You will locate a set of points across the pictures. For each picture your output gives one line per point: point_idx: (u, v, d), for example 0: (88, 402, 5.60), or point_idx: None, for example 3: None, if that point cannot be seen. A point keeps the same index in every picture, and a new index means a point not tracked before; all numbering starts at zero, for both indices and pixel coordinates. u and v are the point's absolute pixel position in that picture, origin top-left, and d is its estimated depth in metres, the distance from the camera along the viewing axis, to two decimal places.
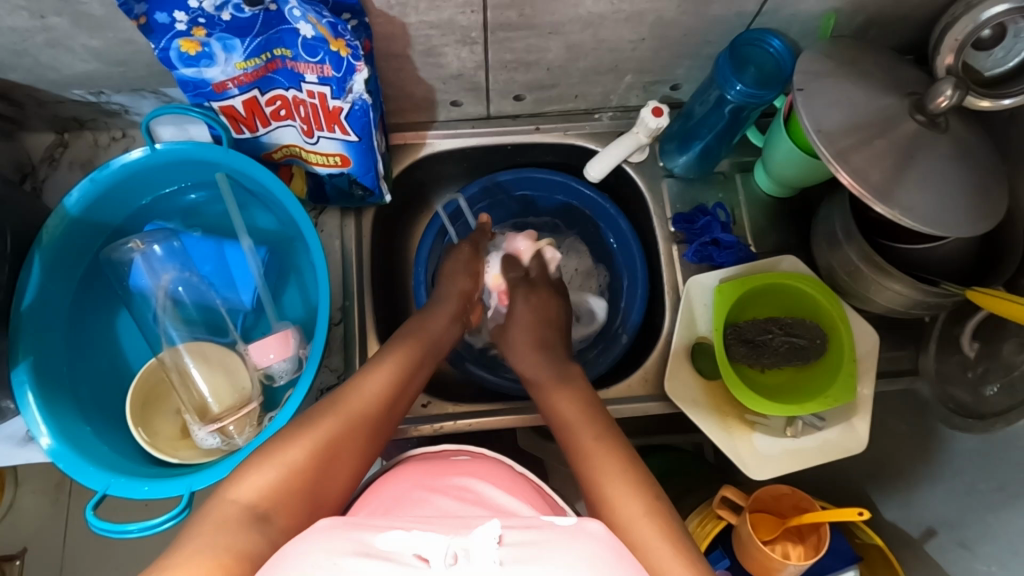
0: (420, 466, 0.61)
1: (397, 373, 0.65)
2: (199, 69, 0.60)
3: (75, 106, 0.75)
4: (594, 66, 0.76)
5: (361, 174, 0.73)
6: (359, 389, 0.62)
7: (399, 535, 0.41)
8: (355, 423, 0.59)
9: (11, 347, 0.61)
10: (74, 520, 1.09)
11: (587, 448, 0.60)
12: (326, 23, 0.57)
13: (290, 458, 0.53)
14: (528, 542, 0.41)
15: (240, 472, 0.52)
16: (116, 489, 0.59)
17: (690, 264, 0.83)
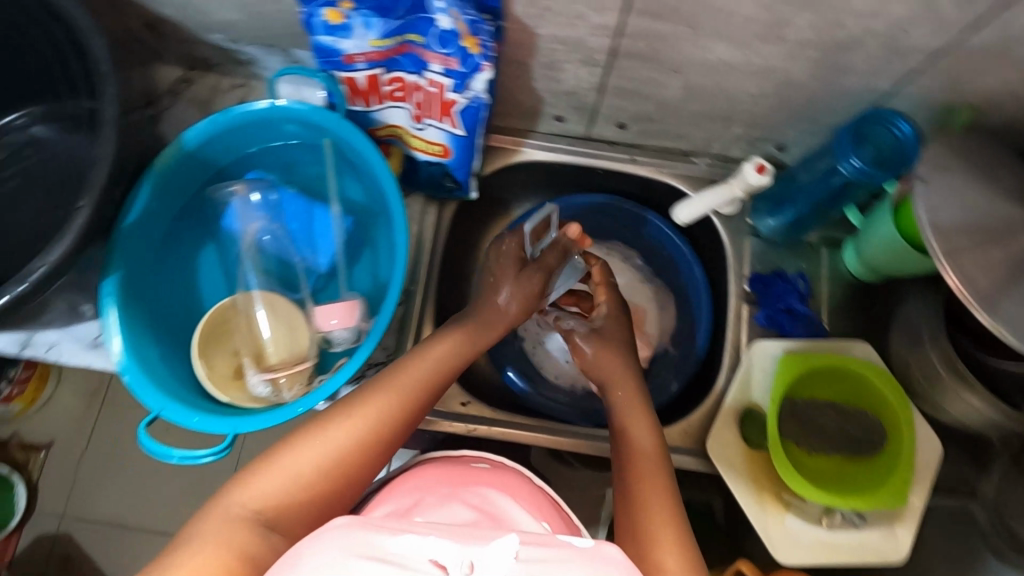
0: (441, 468, 0.62)
1: (426, 384, 0.62)
2: (336, 39, 0.63)
3: (209, 49, 0.79)
4: (706, 111, 0.75)
5: (457, 167, 0.74)
6: (378, 399, 0.59)
7: (416, 541, 0.40)
8: (371, 437, 0.56)
9: (106, 260, 0.64)
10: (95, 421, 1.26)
11: (648, 481, 0.59)
12: (468, 19, 0.59)
13: (291, 471, 0.52)
14: (545, 561, 0.41)
15: (254, 470, 0.52)
16: (168, 413, 0.61)
17: (756, 328, 0.81)
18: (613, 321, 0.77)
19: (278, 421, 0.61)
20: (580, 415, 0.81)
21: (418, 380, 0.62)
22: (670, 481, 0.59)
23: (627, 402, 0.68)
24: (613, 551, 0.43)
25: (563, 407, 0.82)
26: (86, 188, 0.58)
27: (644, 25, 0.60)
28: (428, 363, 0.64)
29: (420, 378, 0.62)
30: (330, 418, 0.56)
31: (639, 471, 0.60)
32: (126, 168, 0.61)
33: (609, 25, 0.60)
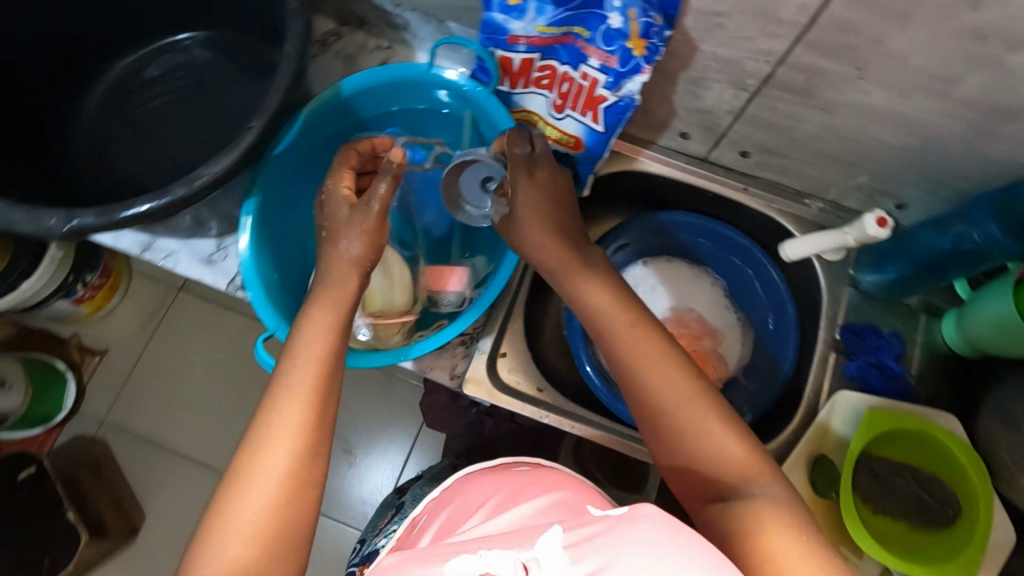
0: (489, 479, 0.63)
1: (318, 377, 0.58)
2: (507, 19, 0.66)
3: (368, 8, 0.84)
4: (837, 154, 0.75)
5: (584, 161, 0.77)
6: (278, 425, 0.55)
7: (468, 560, 0.41)
8: (292, 454, 0.54)
9: (252, 180, 0.69)
10: (165, 341, 1.56)
11: (699, 424, 0.54)
12: (641, 22, 0.60)
13: (230, 552, 0.49)
14: (587, 539, 0.38)
15: (203, 549, 0.50)
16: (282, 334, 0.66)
17: (840, 378, 0.81)
18: (535, 186, 0.68)
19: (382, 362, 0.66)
20: None
21: (304, 384, 0.57)
22: (715, 410, 0.54)
23: (634, 342, 0.59)
24: (653, 510, 0.39)
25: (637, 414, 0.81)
26: (258, 111, 0.62)
27: (810, 59, 0.61)
28: (310, 363, 0.59)
29: (309, 378, 0.57)
30: (244, 468, 0.53)
31: (682, 413, 0.55)
32: (293, 100, 0.65)
33: (775, 52, 0.62)
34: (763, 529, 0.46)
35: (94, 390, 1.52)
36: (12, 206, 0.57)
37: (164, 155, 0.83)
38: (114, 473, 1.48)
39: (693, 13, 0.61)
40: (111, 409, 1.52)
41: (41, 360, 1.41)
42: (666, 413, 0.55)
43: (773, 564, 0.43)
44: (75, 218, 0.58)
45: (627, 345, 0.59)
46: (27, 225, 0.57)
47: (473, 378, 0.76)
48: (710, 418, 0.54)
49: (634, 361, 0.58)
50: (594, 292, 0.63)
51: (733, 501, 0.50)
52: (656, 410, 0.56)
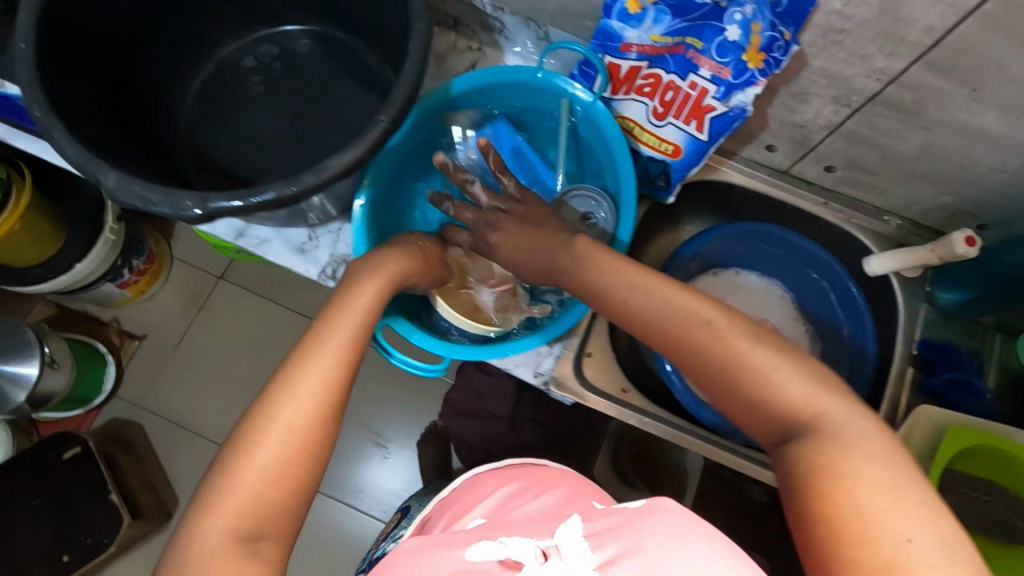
0: (493, 473, 0.72)
1: (337, 369, 0.57)
2: (624, 27, 0.68)
3: (467, 10, 0.85)
4: (928, 173, 0.76)
5: (678, 168, 0.78)
6: (307, 375, 0.56)
7: (488, 546, 0.46)
8: (316, 412, 0.54)
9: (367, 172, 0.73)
10: (207, 327, 1.56)
11: (758, 376, 0.52)
12: (765, 35, 0.61)
13: (251, 493, 0.50)
14: (605, 531, 0.45)
15: (208, 511, 0.49)
16: (396, 324, 0.69)
17: (918, 393, 0.82)
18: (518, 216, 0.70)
19: (490, 354, 0.67)
20: (731, 431, 0.83)
21: (336, 350, 0.58)
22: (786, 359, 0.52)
23: (672, 305, 0.57)
24: (669, 502, 0.45)
25: (718, 418, 0.83)
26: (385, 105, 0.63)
27: (924, 78, 0.62)
28: (345, 331, 0.60)
29: (339, 345, 0.58)
30: (270, 413, 0.53)
31: (743, 375, 0.52)
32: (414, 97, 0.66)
33: (890, 70, 0.63)
34: (846, 476, 0.45)
35: (131, 372, 1.53)
36: (152, 187, 0.59)
37: (264, 147, 0.85)
38: (144, 451, 1.49)
39: (813, 29, 0.62)
40: (147, 392, 1.52)
41: (82, 342, 1.44)
42: (715, 366, 0.54)
43: (864, 520, 0.42)
44: (210, 202, 0.59)
45: (664, 313, 0.57)
46: (165, 206, 0.59)
47: (560, 375, 0.78)
48: (771, 368, 0.52)
49: (670, 329, 0.56)
50: (624, 270, 0.61)
51: (811, 441, 0.48)
52: (701, 362, 0.54)
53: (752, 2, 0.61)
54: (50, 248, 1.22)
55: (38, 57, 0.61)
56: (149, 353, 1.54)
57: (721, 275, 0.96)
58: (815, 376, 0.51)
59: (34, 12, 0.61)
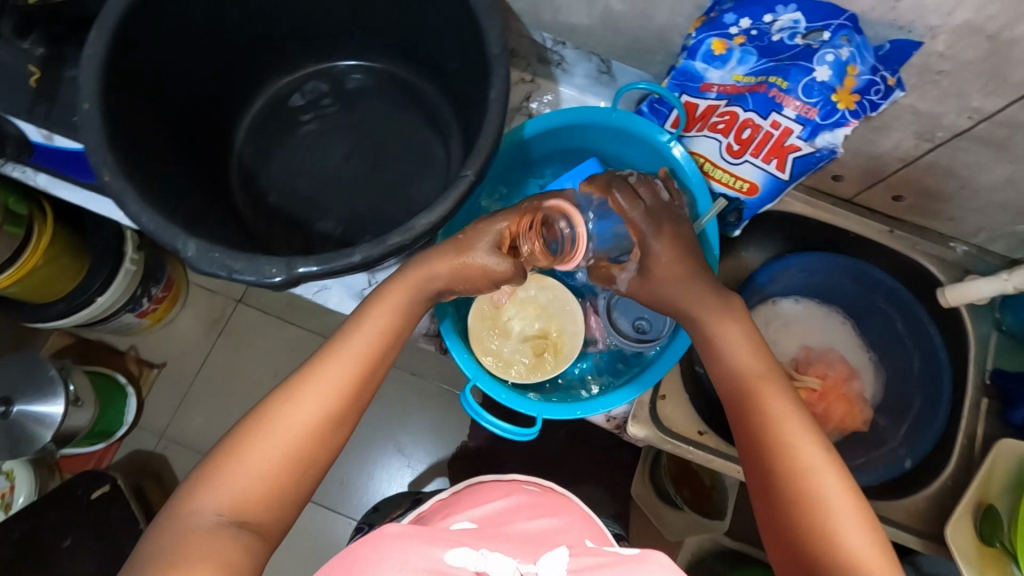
0: (495, 484, 0.75)
1: (353, 378, 0.57)
2: (708, 67, 0.66)
3: (525, 43, 0.83)
4: (1007, 204, 0.75)
5: (752, 205, 0.76)
6: (319, 378, 0.56)
7: (468, 554, 0.54)
8: (318, 420, 0.54)
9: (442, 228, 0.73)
10: (220, 349, 1.42)
11: (806, 483, 0.51)
12: (862, 78, 0.60)
13: (240, 484, 0.50)
14: (596, 566, 0.53)
15: (203, 482, 0.50)
16: (483, 383, 0.69)
17: (995, 425, 0.80)
18: (665, 240, 0.64)
19: (579, 412, 0.69)
20: None
21: (355, 355, 0.58)
22: (843, 483, 0.51)
23: (752, 370, 0.57)
24: (661, 557, 0.55)
25: None
26: (468, 157, 0.60)
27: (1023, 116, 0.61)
28: (367, 336, 0.59)
29: (358, 353, 0.58)
30: (275, 407, 0.54)
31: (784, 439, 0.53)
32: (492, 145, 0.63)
33: (986, 109, 0.62)
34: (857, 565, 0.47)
35: (150, 404, 1.41)
36: (234, 253, 0.56)
37: (319, 190, 0.82)
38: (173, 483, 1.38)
39: (909, 69, 0.60)
40: (171, 421, 1.40)
41: (102, 372, 1.34)
42: (773, 438, 0.54)
43: None
44: (296, 268, 0.56)
45: (743, 369, 0.58)
46: (249, 273, 0.56)
47: (637, 417, 0.77)
48: (827, 482, 0.51)
49: (752, 390, 0.56)
50: (725, 325, 0.60)
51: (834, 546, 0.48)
52: (762, 432, 0.54)
53: (849, 45, 0.58)
54: (74, 281, 1.12)
55: (103, 116, 0.58)
56: (166, 383, 1.41)
57: (782, 301, 0.95)
58: (866, 517, 0.49)
59: (98, 69, 0.58)
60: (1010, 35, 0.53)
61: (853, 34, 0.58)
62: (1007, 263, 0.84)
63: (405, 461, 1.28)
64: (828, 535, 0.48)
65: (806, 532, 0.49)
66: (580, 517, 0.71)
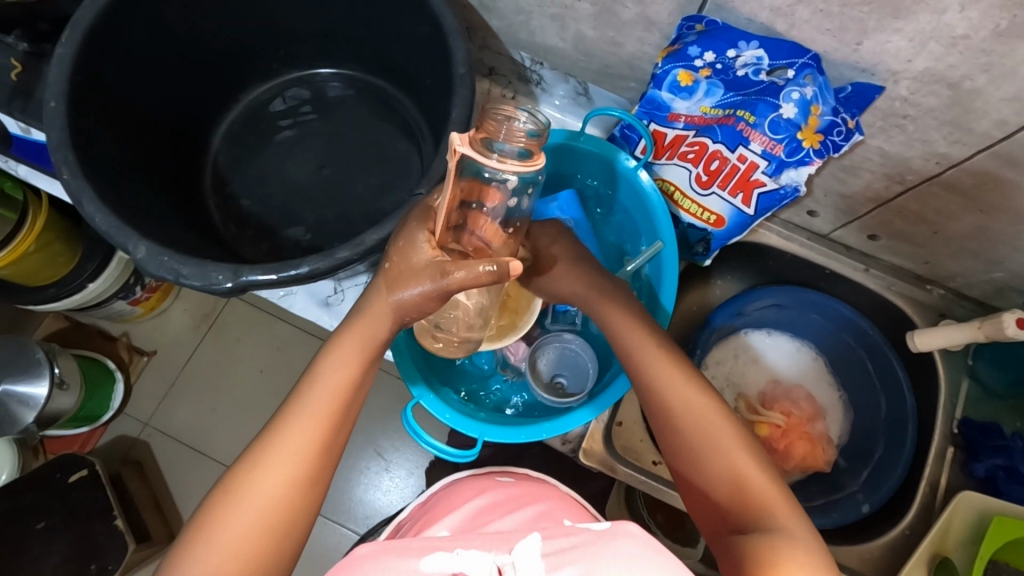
0: (471, 481, 0.75)
1: (319, 436, 0.55)
2: (675, 98, 0.66)
3: (504, 61, 0.83)
4: (980, 252, 0.73)
5: (720, 238, 0.74)
6: (281, 445, 0.54)
7: (444, 558, 0.47)
8: (288, 483, 0.53)
9: None
10: (205, 345, 1.36)
11: (721, 458, 0.53)
12: (825, 118, 0.60)
13: (213, 564, 0.49)
14: (568, 549, 0.46)
15: (177, 560, 0.50)
16: (426, 401, 0.70)
17: (960, 476, 0.78)
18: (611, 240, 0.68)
19: (521, 437, 0.70)
20: None
21: (319, 411, 0.55)
22: (746, 451, 0.53)
23: (649, 356, 0.59)
24: (634, 527, 0.48)
25: None
26: (424, 176, 0.60)
27: (989, 166, 0.60)
28: (325, 388, 0.56)
29: (321, 410, 0.55)
30: (239, 483, 0.52)
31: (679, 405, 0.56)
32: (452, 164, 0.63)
33: (952, 156, 0.61)
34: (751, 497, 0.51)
35: (140, 391, 1.35)
36: (184, 259, 0.57)
37: (292, 196, 0.82)
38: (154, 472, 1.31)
39: (873, 112, 0.60)
40: (156, 410, 1.34)
41: (92, 357, 1.25)
42: (681, 421, 0.56)
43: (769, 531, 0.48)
44: (242, 275, 0.57)
45: (649, 360, 0.59)
46: (196, 279, 0.57)
47: (588, 449, 0.77)
48: (734, 451, 0.53)
49: (650, 381, 0.58)
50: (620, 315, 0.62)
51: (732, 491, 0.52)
52: (666, 414, 0.57)
53: (813, 84, 0.59)
54: (66, 270, 1.04)
55: (69, 116, 0.59)
56: (154, 374, 1.35)
57: (752, 334, 0.93)
58: (771, 476, 0.52)
59: (67, 71, 0.59)
60: (971, 86, 0.52)
61: (816, 74, 0.58)
62: (983, 310, 0.82)
63: (383, 465, 1.25)
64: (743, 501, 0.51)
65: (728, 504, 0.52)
66: (558, 500, 0.71)
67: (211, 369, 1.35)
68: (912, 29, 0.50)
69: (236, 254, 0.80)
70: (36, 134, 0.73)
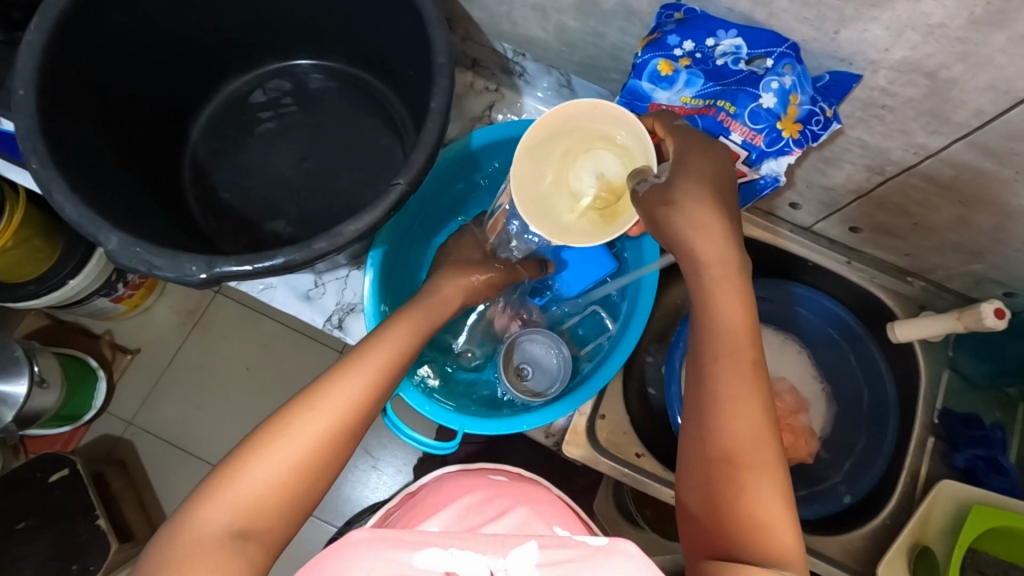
0: (460, 477, 0.74)
1: (372, 393, 0.56)
2: (655, 88, 0.65)
3: (487, 52, 0.82)
4: (960, 243, 0.73)
5: None
6: (338, 391, 0.54)
7: (437, 555, 0.46)
8: (337, 429, 0.52)
9: (378, 231, 0.75)
10: (190, 342, 1.34)
11: (745, 474, 0.50)
12: (803, 108, 0.60)
13: (252, 491, 0.49)
14: (563, 562, 0.45)
15: (220, 480, 0.49)
16: (406, 394, 0.70)
17: (941, 467, 0.79)
18: (710, 160, 0.58)
19: (504, 429, 0.70)
20: None
21: (377, 364, 0.57)
22: (775, 479, 0.50)
23: (728, 340, 0.55)
24: (631, 548, 0.46)
25: None
26: (404, 166, 0.59)
27: (967, 157, 0.60)
28: (387, 348, 0.59)
29: (382, 366, 0.57)
30: (293, 416, 0.52)
31: (730, 389, 0.53)
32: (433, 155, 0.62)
33: (930, 146, 0.61)
34: (756, 509, 0.49)
35: (123, 389, 1.33)
36: (158, 249, 0.56)
37: (271, 188, 0.81)
38: (137, 471, 1.29)
39: (853, 102, 0.60)
40: (140, 408, 1.32)
41: (74, 356, 1.24)
42: (718, 406, 0.53)
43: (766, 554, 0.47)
44: (217, 266, 0.56)
45: (721, 348, 0.55)
46: (169, 271, 0.55)
47: (571, 442, 0.77)
48: (762, 462, 0.51)
49: (716, 368, 0.54)
50: (726, 283, 0.56)
51: (743, 494, 0.50)
52: (710, 390, 0.54)
53: (792, 74, 0.59)
54: (45, 267, 1.02)
55: (38, 104, 0.58)
56: (137, 371, 1.33)
57: None
58: (790, 515, 0.49)
59: (36, 58, 0.58)
60: (948, 75, 0.52)
61: (796, 63, 0.58)
62: (964, 301, 0.83)
63: (370, 462, 1.24)
64: (749, 511, 0.49)
65: (731, 507, 0.50)
66: (550, 504, 0.70)
67: (195, 365, 1.33)
68: (889, 18, 0.50)
69: (217, 249, 0.79)
70: (5, 124, 0.72)
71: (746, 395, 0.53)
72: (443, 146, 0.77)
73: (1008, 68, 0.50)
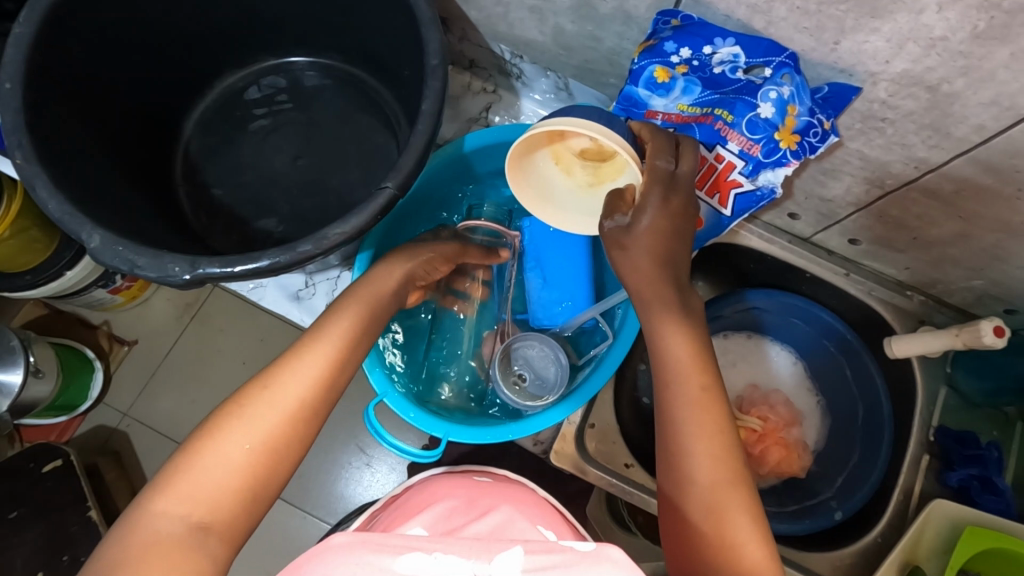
0: (447, 479, 0.73)
1: (325, 371, 0.55)
2: (651, 94, 0.63)
3: (484, 53, 0.81)
4: (962, 258, 0.72)
5: (699, 237, 0.74)
6: (294, 373, 0.54)
7: (420, 559, 0.43)
8: (295, 408, 0.52)
9: (366, 235, 0.74)
10: (185, 336, 1.34)
11: (719, 495, 0.51)
12: (802, 119, 0.58)
13: (209, 478, 0.48)
14: (551, 566, 0.42)
15: (175, 473, 0.48)
16: (390, 400, 0.69)
17: (936, 485, 0.78)
18: (668, 215, 0.57)
19: (491, 437, 0.69)
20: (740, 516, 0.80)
21: (331, 344, 0.57)
22: (743, 499, 0.51)
23: (679, 372, 0.55)
24: (619, 554, 0.44)
25: None
26: (392, 169, 0.58)
27: (969, 172, 0.58)
28: (343, 324, 0.59)
29: (334, 344, 0.57)
30: (248, 398, 0.52)
31: (692, 423, 0.54)
32: None
33: (931, 161, 0.60)
34: (735, 541, 0.50)
35: (120, 381, 1.32)
36: (142, 249, 0.55)
37: (264, 186, 0.81)
38: (132, 464, 1.29)
39: (853, 114, 0.59)
40: (135, 400, 1.32)
41: (70, 347, 1.23)
42: (687, 441, 0.53)
43: None
44: (200, 267, 0.55)
45: (682, 377, 0.55)
46: (151, 270, 0.55)
47: (559, 451, 0.77)
48: (729, 496, 0.51)
49: (676, 402, 0.55)
50: (665, 320, 0.57)
51: (719, 529, 0.50)
52: (672, 424, 0.54)
53: (790, 84, 0.57)
54: (43, 257, 1.01)
55: (25, 98, 0.57)
56: (133, 364, 1.33)
57: (733, 335, 0.92)
58: (763, 533, 0.50)
59: (23, 49, 0.57)
60: (950, 89, 0.51)
61: (794, 73, 0.57)
62: (963, 317, 0.81)
63: (365, 459, 1.24)
64: (726, 546, 0.50)
65: (705, 543, 0.51)
66: (536, 507, 0.69)
67: (190, 360, 1.33)
68: (890, 29, 0.49)
69: (207, 245, 0.78)
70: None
71: (713, 426, 0.53)
72: (436, 148, 0.76)
73: (1011, 84, 0.48)
